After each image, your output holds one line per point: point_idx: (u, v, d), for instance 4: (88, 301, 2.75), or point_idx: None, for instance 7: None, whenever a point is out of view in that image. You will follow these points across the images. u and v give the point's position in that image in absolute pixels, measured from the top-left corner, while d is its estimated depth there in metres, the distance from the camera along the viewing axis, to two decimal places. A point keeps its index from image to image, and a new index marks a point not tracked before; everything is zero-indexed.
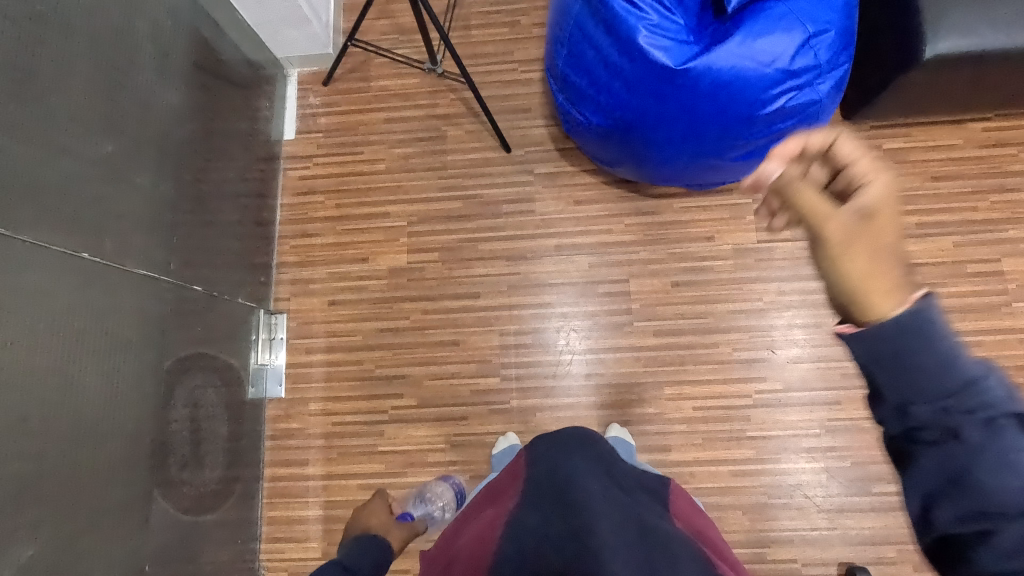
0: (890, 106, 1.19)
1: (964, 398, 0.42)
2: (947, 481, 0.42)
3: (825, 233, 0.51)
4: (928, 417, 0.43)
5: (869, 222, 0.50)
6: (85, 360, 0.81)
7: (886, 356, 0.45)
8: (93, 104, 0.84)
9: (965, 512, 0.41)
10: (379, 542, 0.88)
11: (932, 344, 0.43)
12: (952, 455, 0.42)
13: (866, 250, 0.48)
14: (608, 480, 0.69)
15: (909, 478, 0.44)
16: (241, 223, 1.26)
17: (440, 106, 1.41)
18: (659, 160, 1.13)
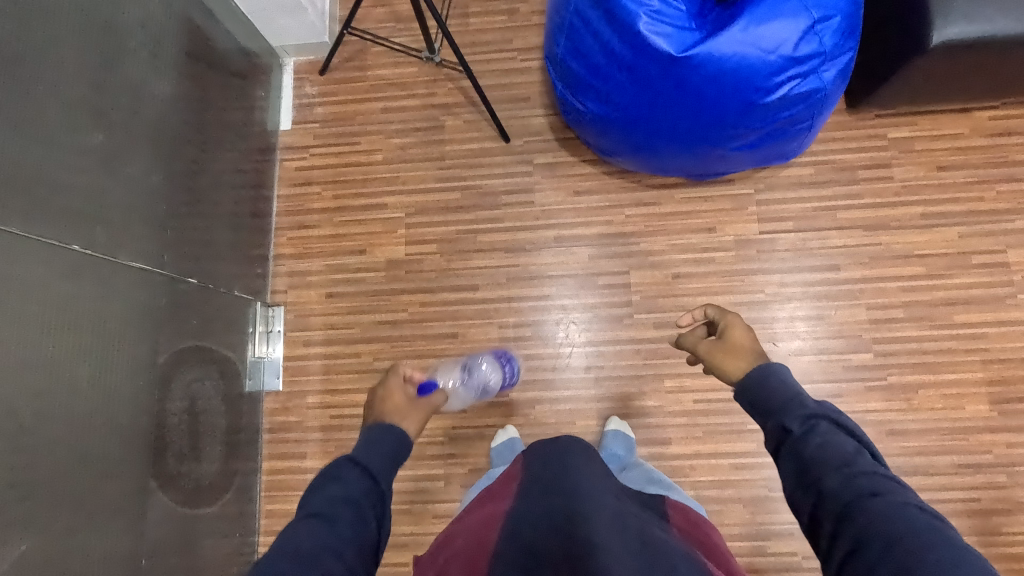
0: (896, 94, 1.17)
1: (789, 406, 0.66)
2: (789, 459, 0.61)
3: (713, 355, 0.83)
4: (773, 425, 0.66)
5: (732, 338, 0.83)
6: (77, 354, 0.80)
7: (750, 393, 0.71)
8: (83, 93, 0.82)
9: (806, 477, 0.58)
10: (399, 433, 0.79)
11: (773, 383, 0.70)
12: (787, 439, 0.62)
13: (734, 356, 0.81)
14: (606, 487, 0.69)
15: (780, 474, 0.62)
16: (237, 215, 1.24)
17: (439, 96, 1.39)
18: (660, 150, 1.11)
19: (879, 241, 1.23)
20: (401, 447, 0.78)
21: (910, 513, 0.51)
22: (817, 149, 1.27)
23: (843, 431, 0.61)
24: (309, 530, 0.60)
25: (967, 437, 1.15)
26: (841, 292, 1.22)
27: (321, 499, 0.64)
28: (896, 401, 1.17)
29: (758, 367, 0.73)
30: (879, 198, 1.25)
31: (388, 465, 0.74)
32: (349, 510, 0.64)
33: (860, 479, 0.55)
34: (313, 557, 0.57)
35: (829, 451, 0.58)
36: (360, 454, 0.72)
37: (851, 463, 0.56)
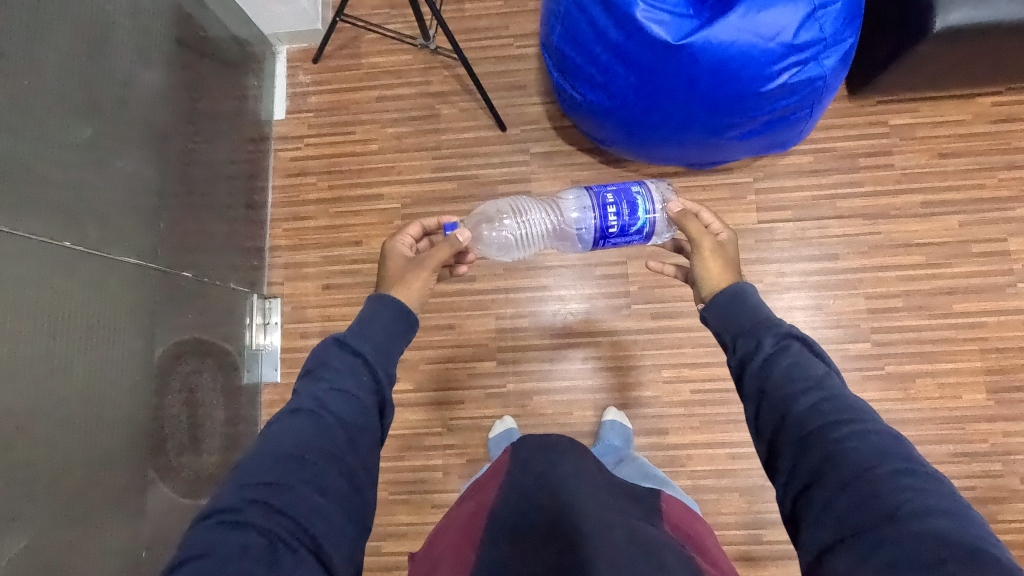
0: (898, 80, 1.15)
1: (764, 330, 0.69)
2: (760, 379, 0.65)
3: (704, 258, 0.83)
4: (745, 346, 0.69)
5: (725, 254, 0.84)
6: (71, 350, 0.80)
7: (718, 312, 0.75)
8: (69, 86, 0.81)
9: (776, 396, 0.62)
10: (397, 312, 0.78)
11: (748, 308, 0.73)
12: (760, 360, 0.66)
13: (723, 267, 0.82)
14: (595, 481, 0.69)
15: (749, 392, 0.66)
16: (231, 206, 1.23)
17: (434, 84, 1.37)
18: (658, 139, 1.09)
19: (878, 230, 1.22)
20: (401, 329, 0.77)
21: (875, 433, 0.54)
22: (817, 137, 1.26)
23: (814, 358, 0.64)
24: (294, 427, 0.61)
25: (964, 426, 1.15)
26: (840, 282, 1.21)
27: (308, 395, 0.65)
28: (894, 390, 1.17)
29: (733, 286, 0.77)
30: (880, 186, 1.23)
31: (384, 348, 0.74)
32: (336, 401, 0.65)
33: (829, 402, 0.58)
34: (292, 456, 0.58)
35: (800, 374, 0.62)
36: (348, 337, 0.72)
37: (821, 385, 0.60)
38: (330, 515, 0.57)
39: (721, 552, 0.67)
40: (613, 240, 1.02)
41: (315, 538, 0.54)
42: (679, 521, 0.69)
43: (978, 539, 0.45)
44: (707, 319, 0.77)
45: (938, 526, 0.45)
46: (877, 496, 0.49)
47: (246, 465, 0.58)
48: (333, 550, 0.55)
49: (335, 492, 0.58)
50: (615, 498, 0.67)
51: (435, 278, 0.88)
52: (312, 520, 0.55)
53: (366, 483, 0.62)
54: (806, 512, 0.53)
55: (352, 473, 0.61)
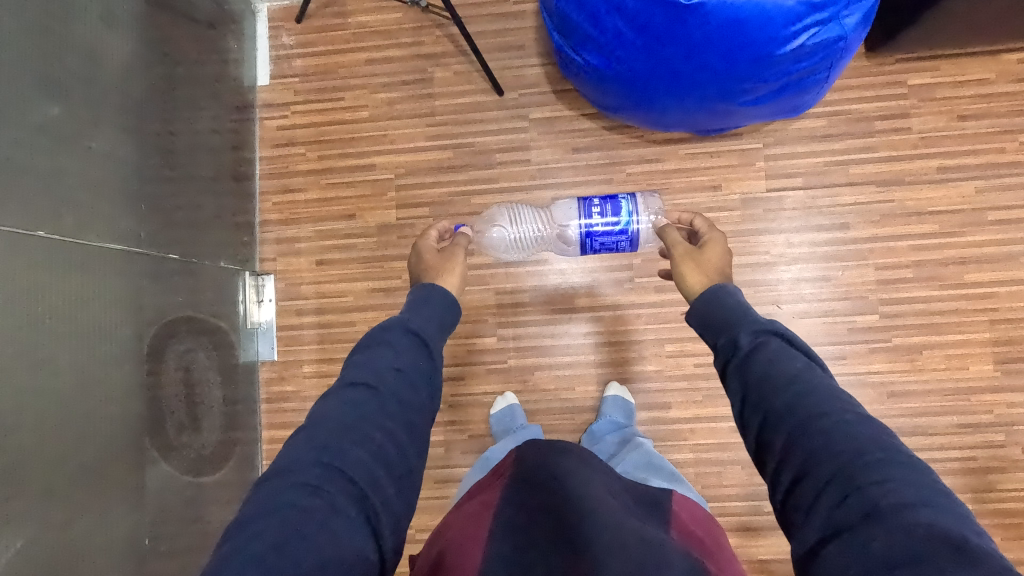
0: (921, 37, 1.08)
1: (743, 325, 0.67)
2: (741, 374, 0.63)
3: (680, 262, 0.84)
4: (726, 344, 0.67)
5: (707, 254, 0.83)
6: (53, 345, 0.77)
7: (698, 317, 0.74)
8: (30, 61, 0.74)
9: (756, 393, 0.60)
10: (445, 302, 0.81)
11: (727, 305, 0.72)
12: (740, 357, 0.64)
13: (697, 270, 0.82)
14: (601, 484, 0.68)
15: (731, 391, 0.64)
16: (217, 179, 1.18)
17: (426, 44, 1.29)
18: (663, 105, 1.04)
19: (892, 197, 1.18)
20: (449, 317, 0.80)
21: (854, 423, 0.52)
22: (832, 99, 1.19)
23: (793, 350, 0.62)
24: (354, 400, 0.63)
25: (969, 397, 1.14)
26: (849, 252, 1.18)
27: (370, 368, 0.67)
28: (900, 362, 1.16)
29: (713, 287, 0.76)
30: (895, 151, 1.18)
31: (438, 335, 0.77)
32: (394, 378, 0.66)
33: (809, 395, 0.56)
34: (352, 429, 0.60)
35: (780, 368, 0.60)
36: (410, 320, 0.74)
37: (800, 378, 0.58)
38: (383, 485, 0.58)
39: (732, 555, 0.68)
40: (600, 241, 1.02)
41: (371, 510, 0.56)
42: (689, 523, 0.69)
43: (962, 529, 0.44)
44: (690, 320, 0.76)
45: (921, 519, 0.44)
46: (862, 492, 0.47)
47: (310, 430, 0.60)
48: (384, 524, 0.57)
49: (389, 465, 0.60)
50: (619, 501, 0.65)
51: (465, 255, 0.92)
52: (372, 491, 0.57)
53: (418, 462, 0.64)
54: (796, 512, 0.51)
55: (407, 448, 0.63)
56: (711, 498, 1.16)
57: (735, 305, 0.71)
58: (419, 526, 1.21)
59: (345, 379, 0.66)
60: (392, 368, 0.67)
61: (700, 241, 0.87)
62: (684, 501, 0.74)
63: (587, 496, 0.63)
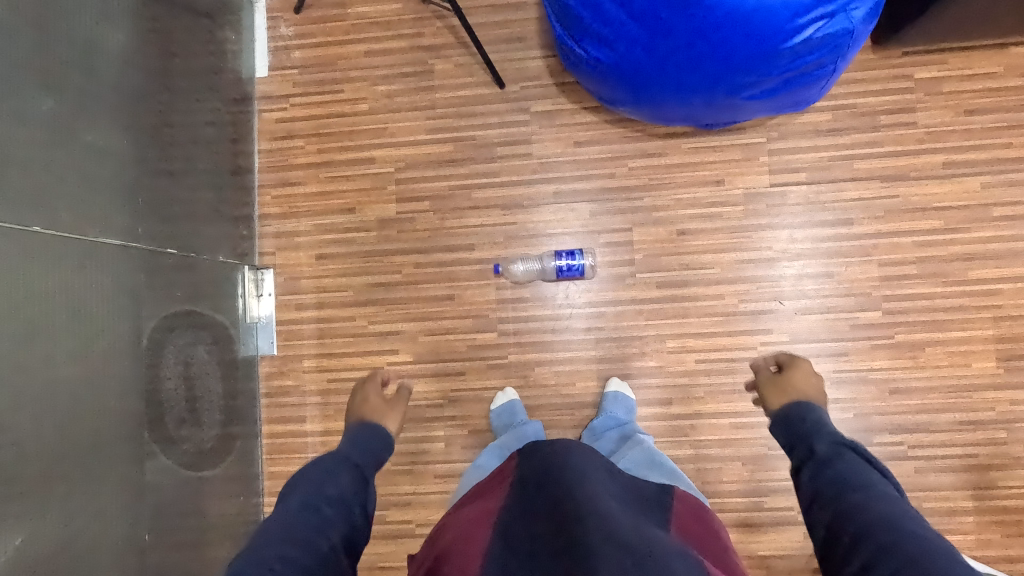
0: (928, 30, 1.06)
1: (820, 436, 0.75)
2: (815, 478, 0.70)
3: (764, 387, 0.94)
4: (802, 450, 0.76)
5: (791, 377, 0.93)
6: (51, 341, 0.76)
7: (779, 426, 0.83)
8: (24, 54, 0.73)
9: (828, 494, 0.67)
10: (382, 449, 0.94)
11: (807, 419, 0.80)
12: (817, 462, 0.72)
13: (780, 392, 0.90)
14: (601, 484, 0.67)
15: (802, 491, 0.71)
16: (215, 173, 1.17)
17: (426, 36, 1.27)
18: (665, 98, 1.02)
19: (896, 193, 1.17)
20: (384, 451, 0.94)
21: (921, 531, 0.59)
22: (837, 93, 1.18)
23: (867, 464, 0.70)
24: (300, 513, 0.72)
25: (971, 395, 1.14)
26: (853, 248, 1.17)
27: (314, 483, 0.78)
28: (902, 358, 1.15)
29: (796, 403, 0.84)
30: (900, 146, 1.17)
31: (373, 465, 0.89)
32: (334, 496, 0.76)
33: (879, 501, 0.63)
34: (298, 537, 0.68)
35: (852, 476, 0.67)
36: (349, 453, 0.87)
37: (871, 486, 0.65)
38: None
39: (731, 549, 0.70)
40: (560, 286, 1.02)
41: None
42: (690, 519, 0.70)
43: None
44: (772, 428, 0.84)
45: None
46: None
47: (258, 541, 0.68)
48: None
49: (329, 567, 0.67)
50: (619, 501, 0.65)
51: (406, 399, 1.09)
52: None
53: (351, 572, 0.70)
54: None
55: (343, 558, 0.70)
56: (711, 495, 1.16)
57: (813, 418, 0.80)
58: (419, 521, 1.21)
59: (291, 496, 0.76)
60: (338, 475, 0.81)
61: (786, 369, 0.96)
62: (683, 498, 0.74)
63: (588, 497, 0.62)
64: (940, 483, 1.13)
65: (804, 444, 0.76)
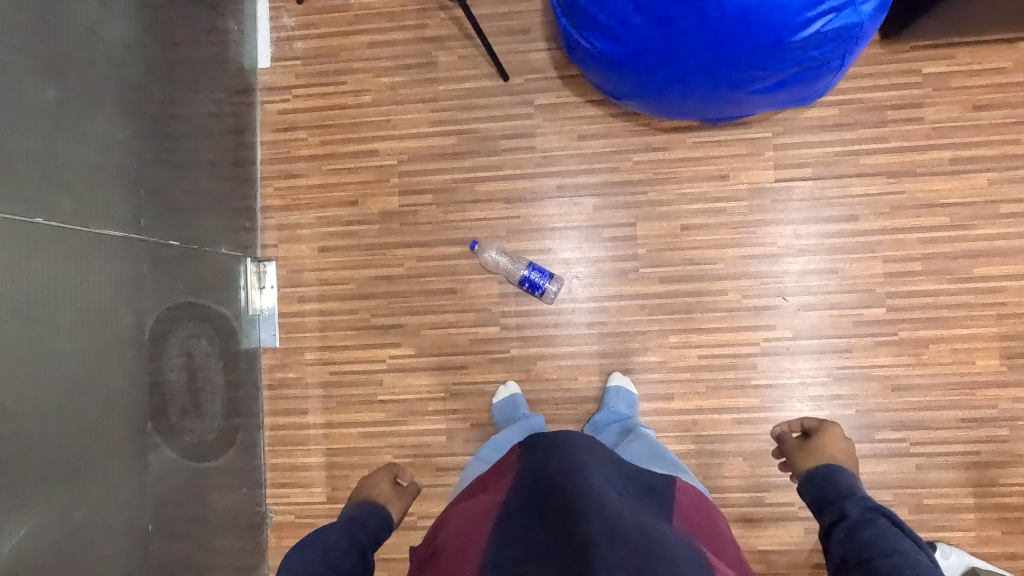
0: (936, 25, 1.05)
1: (854, 501, 0.75)
2: (846, 541, 0.70)
3: (793, 453, 0.93)
4: (833, 514, 0.75)
5: (819, 442, 0.92)
6: (53, 333, 0.76)
7: (811, 487, 0.83)
8: (26, 44, 0.73)
9: (855, 560, 0.66)
10: (384, 521, 0.96)
11: (840, 483, 0.80)
12: (849, 526, 0.71)
13: (809, 455, 0.90)
14: (603, 477, 0.67)
15: (832, 556, 0.70)
16: (218, 164, 1.16)
17: (430, 27, 1.26)
18: (671, 93, 1.01)
19: (902, 188, 1.16)
20: (386, 527, 0.95)
21: None
22: (844, 87, 1.17)
23: (900, 531, 0.68)
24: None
25: (974, 392, 1.13)
26: (858, 245, 1.16)
27: (316, 552, 0.80)
28: (905, 356, 1.15)
29: (822, 467, 0.84)
30: (907, 141, 1.16)
31: (373, 538, 0.91)
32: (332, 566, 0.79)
33: (908, 567, 0.62)
34: None
35: (883, 542, 0.66)
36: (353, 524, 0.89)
37: (901, 552, 0.64)
38: None
39: (734, 543, 0.70)
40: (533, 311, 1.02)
41: None
42: (692, 511, 0.70)
43: None
44: (803, 493, 0.84)
45: None
46: None
47: None
48: None
49: None
50: (622, 494, 0.65)
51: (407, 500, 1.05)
52: None
53: None
54: None
55: None
56: (713, 489, 1.17)
57: (846, 483, 0.79)
58: (421, 513, 1.22)
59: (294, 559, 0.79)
60: (339, 544, 0.84)
61: (813, 432, 0.95)
62: (684, 487, 0.75)
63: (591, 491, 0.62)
64: (942, 480, 1.13)
65: (835, 509, 0.75)
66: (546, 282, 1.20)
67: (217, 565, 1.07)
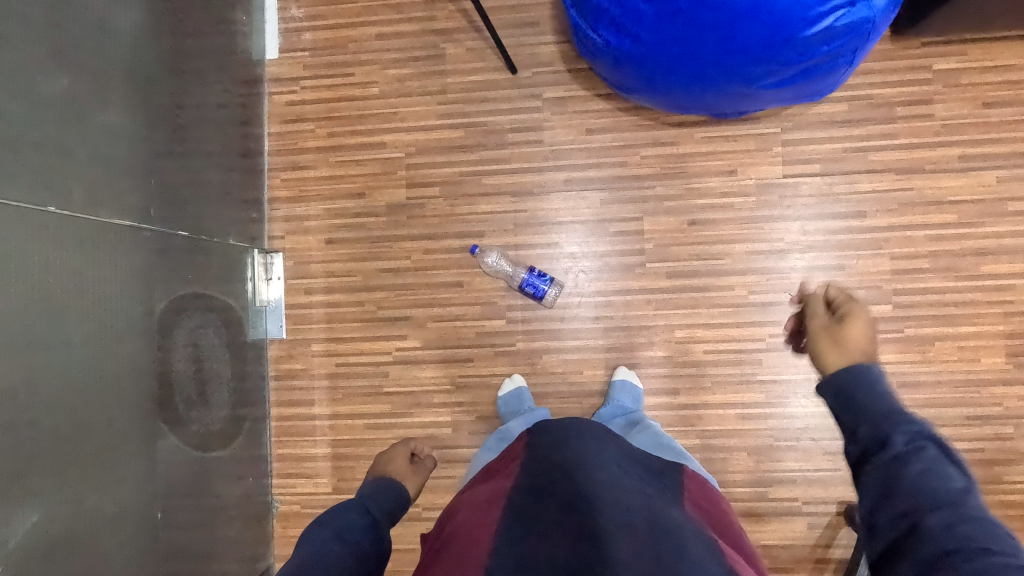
0: (947, 21, 1.05)
1: (897, 423, 0.54)
2: (886, 480, 0.51)
3: (812, 339, 0.70)
4: (867, 436, 0.55)
5: (846, 330, 0.68)
6: (64, 321, 0.76)
7: (835, 394, 0.60)
8: (39, 32, 0.73)
9: (895, 505, 0.49)
10: (397, 497, 0.98)
11: (878, 399, 0.57)
12: (888, 460, 0.52)
13: (837, 349, 0.66)
14: (615, 463, 0.69)
15: (861, 489, 0.53)
16: (225, 155, 1.16)
17: (438, 19, 1.26)
18: (681, 87, 1.01)
19: (911, 185, 1.16)
20: (400, 506, 0.97)
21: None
22: (854, 83, 1.17)
23: (954, 464, 0.50)
24: (322, 552, 0.76)
25: (979, 389, 1.14)
26: (865, 242, 1.16)
27: (333, 526, 0.83)
28: (911, 352, 1.15)
29: (854, 366, 0.61)
30: (916, 138, 1.16)
31: (387, 515, 0.93)
32: (350, 538, 0.81)
33: (964, 524, 0.46)
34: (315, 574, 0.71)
35: (934, 489, 0.48)
36: (366, 500, 0.92)
37: (958, 502, 0.47)
38: None
39: (737, 519, 0.72)
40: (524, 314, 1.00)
41: None
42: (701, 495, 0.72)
43: None
44: (822, 393, 0.62)
45: None
46: None
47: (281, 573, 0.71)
48: None
49: None
50: (632, 481, 0.66)
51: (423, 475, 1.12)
52: None
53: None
54: None
55: None
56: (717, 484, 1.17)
57: (878, 391, 0.58)
58: (426, 504, 1.23)
59: (311, 533, 0.81)
60: (352, 520, 0.85)
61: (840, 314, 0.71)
62: (692, 476, 0.76)
63: (601, 480, 0.63)
64: None
65: (869, 431, 0.55)
66: (545, 288, 1.20)
67: (224, 553, 1.08)
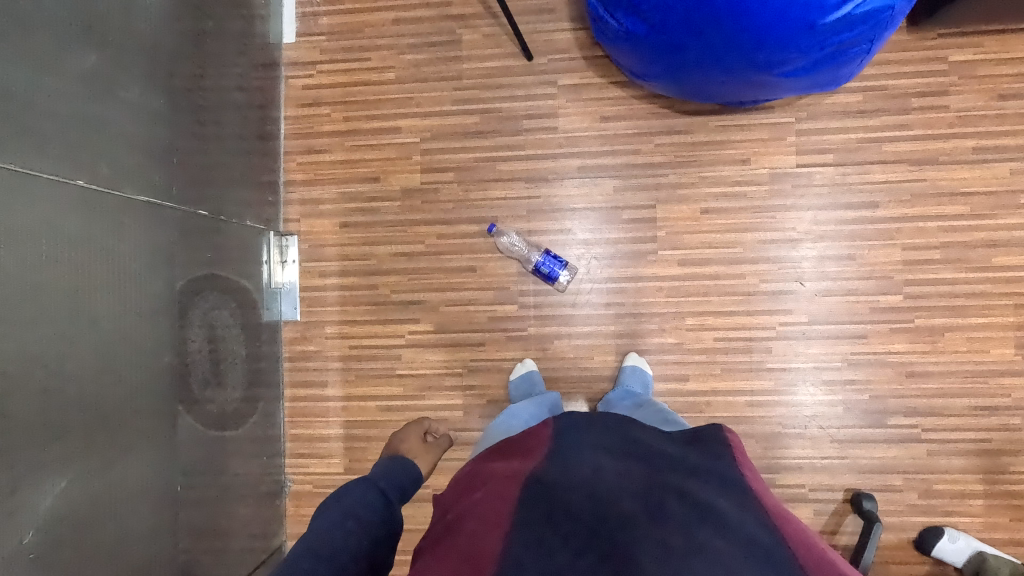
0: (962, 13, 1.05)
1: None
2: None
3: None
4: None
5: None
6: (91, 294, 0.78)
7: None
8: (68, 9, 0.74)
9: None
10: (408, 473, 0.98)
11: None
12: None
13: None
14: (625, 467, 0.72)
15: None
16: (243, 139, 1.17)
17: (455, 5, 1.26)
18: (698, 73, 1.02)
19: (924, 176, 1.16)
20: (412, 482, 0.98)
21: None
22: (869, 73, 1.17)
23: None
24: (335, 528, 0.78)
25: (987, 380, 1.14)
26: (877, 232, 1.17)
27: (346, 501, 0.83)
28: (921, 343, 1.16)
29: None
30: (930, 129, 1.16)
31: (399, 488, 0.93)
32: (364, 512, 0.82)
33: None
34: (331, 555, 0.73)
35: None
36: (377, 479, 0.92)
37: None
38: None
39: (763, 483, 0.75)
40: None
41: None
42: (725, 465, 0.75)
43: None
44: None
45: None
46: None
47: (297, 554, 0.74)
48: None
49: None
50: (654, 482, 0.69)
51: (434, 455, 1.14)
52: None
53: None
54: None
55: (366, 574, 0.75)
56: None
57: None
58: (436, 486, 1.25)
59: (323, 509, 0.82)
60: (365, 493, 0.86)
61: None
62: (750, 474, 0.74)
63: (616, 491, 0.67)
64: (952, 467, 1.15)
65: None
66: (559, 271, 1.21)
67: (237, 531, 1.10)
